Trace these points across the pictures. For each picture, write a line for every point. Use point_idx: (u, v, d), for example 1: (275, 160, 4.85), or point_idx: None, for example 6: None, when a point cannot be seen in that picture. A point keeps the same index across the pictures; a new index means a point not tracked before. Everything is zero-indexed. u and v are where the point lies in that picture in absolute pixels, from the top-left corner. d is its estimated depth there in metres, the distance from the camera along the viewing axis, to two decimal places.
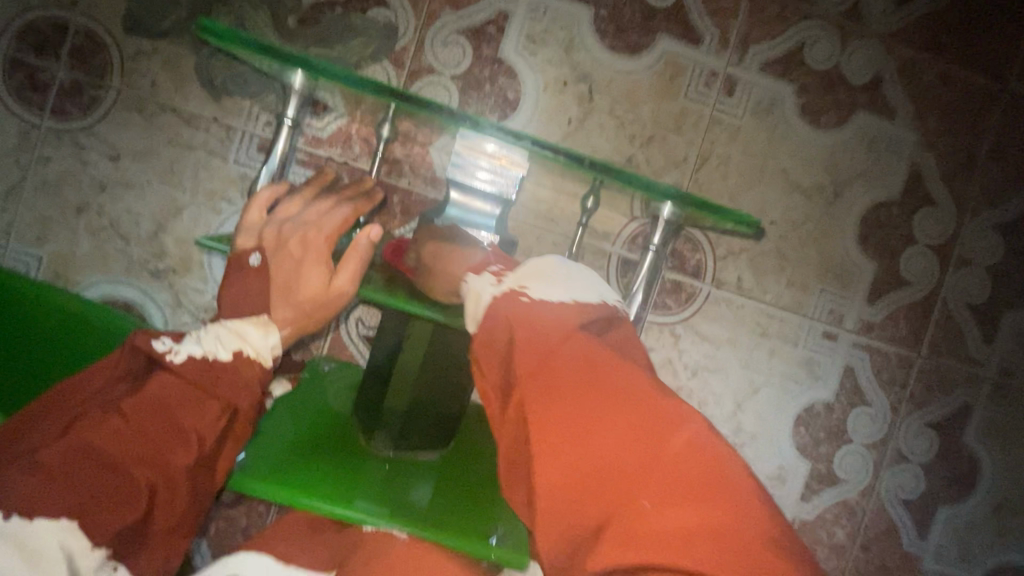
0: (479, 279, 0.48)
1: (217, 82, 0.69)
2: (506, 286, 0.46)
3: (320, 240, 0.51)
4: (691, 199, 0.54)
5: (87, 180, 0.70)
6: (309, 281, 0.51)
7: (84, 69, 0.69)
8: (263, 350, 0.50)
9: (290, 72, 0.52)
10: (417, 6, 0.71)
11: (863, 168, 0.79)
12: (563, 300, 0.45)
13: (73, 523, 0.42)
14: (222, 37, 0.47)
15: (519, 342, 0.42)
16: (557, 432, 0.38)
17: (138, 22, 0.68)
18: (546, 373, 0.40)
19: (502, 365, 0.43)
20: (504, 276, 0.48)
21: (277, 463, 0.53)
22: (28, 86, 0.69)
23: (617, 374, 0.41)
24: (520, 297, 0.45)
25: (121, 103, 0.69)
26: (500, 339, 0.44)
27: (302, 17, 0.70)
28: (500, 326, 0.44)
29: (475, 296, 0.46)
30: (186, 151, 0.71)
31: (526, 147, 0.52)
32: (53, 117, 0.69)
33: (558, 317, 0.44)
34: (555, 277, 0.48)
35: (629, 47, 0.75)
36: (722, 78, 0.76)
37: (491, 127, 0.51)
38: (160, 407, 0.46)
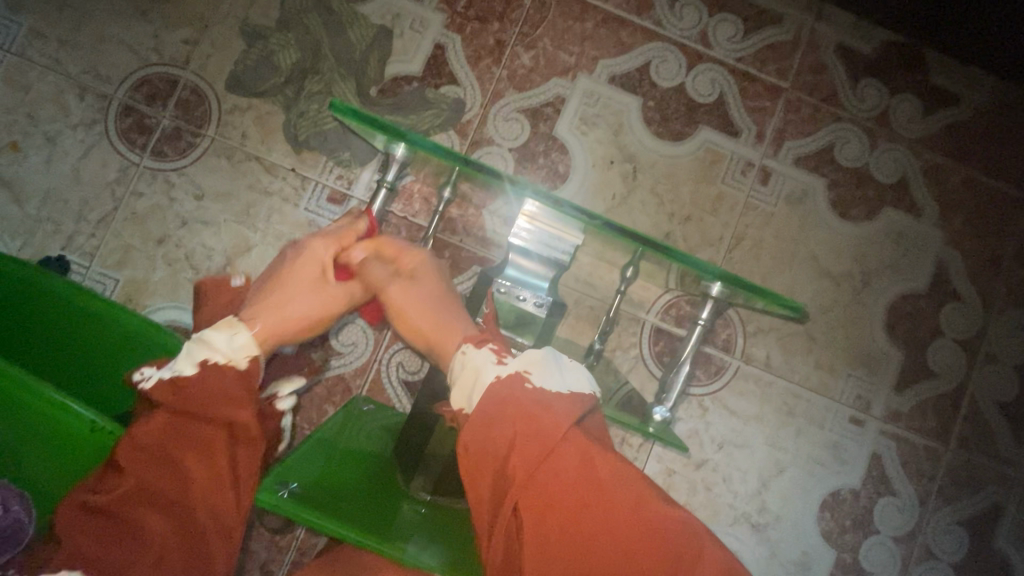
0: (480, 355, 0.51)
1: (300, 137, 0.77)
2: (503, 368, 0.49)
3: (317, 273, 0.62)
4: (742, 283, 0.59)
5: (172, 215, 0.77)
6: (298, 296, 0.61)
7: (185, 119, 0.78)
8: (235, 352, 0.54)
9: (394, 145, 0.60)
10: (484, 85, 0.80)
11: (891, 261, 0.83)
12: (560, 391, 0.48)
13: (79, 574, 0.44)
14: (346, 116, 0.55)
15: (514, 439, 0.44)
16: (554, 524, 0.42)
17: (240, 82, 0.78)
18: (550, 466, 0.43)
19: (497, 452, 0.45)
20: (506, 357, 0.51)
21: (312, 488, 0.56)
22: (135, 129, 0.77)
23: (605, 459, 0.45)
24: (524, 382, 0.48)
25: (213, 150, 0.78)
26: (495, 436, 0.45)
27: (383, 88, 0.78)
28: (495, 409, 0.46)
29: (478, 370, 0.50)
30: (263, 196, 0.78)
31: (598, 227, 0.58)
32: (152, 157, 0.77)
33: (554, 404, 0.47)
34: (549, 366, 0.50)
35: (672, 134, 0.82)
36: (758, 168, 0.82)
37: (569, 207, 0.57)
38: (153, 447, 0.48)
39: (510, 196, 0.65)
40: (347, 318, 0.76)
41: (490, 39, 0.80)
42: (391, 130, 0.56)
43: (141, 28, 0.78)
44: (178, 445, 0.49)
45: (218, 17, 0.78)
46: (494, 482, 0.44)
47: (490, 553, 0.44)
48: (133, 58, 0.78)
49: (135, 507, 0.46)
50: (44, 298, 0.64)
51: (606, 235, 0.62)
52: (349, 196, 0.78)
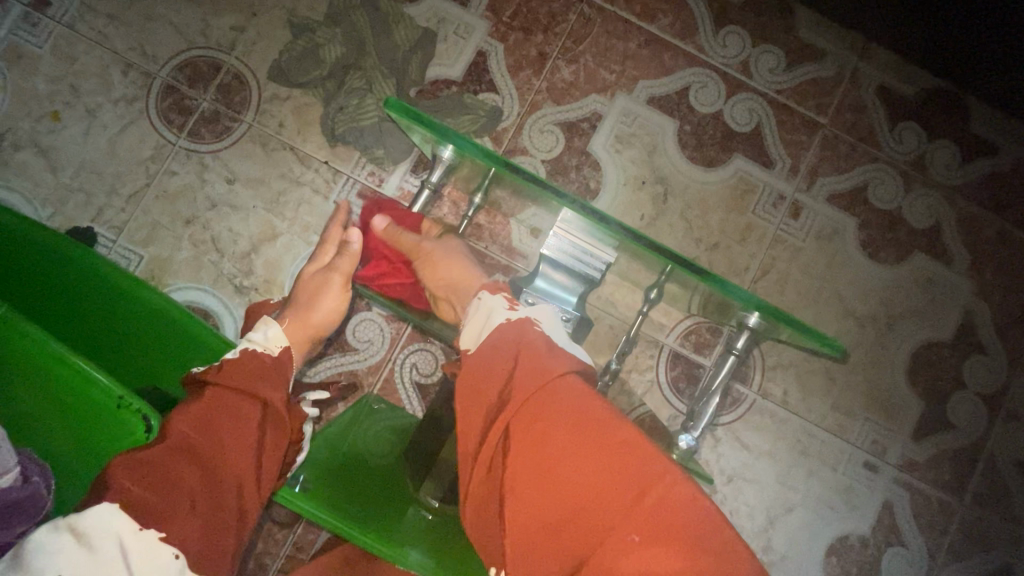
0: (495, 300, 0.55)
1: (337, 131, 0.78)
2: (515, 312, 0.53)
3: (337, 287, 0.65)
4: (772, 312, 0.59)
5: (202, 197, 0.78)
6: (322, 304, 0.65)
7: (225, 102, 0.78)
8: (269, 342, 0.59)
9: (441, 147, 0.61)
10: (523, 96, 0.80)
11: (918, 307, 0.82)
12: (565, 345, 0.51)
13: (117, 506, 0.41)
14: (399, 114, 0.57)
15: (506, 379, 0.47)
16: (538, 444, 0.43)
17: (283, 72, 0.78)
18: (542, 396, 0.45)
19: (498, 380, 0.47)
20: (518, 304, 0.55)
21: (322, 475, 0.57)
22: (175, 109, 0.78)
23: (601, 411, 0.44)
24: (533, 327, 0.51)
25: (250, 136, 0.78)
26: (497, 370, 0.48)
27: (422, 90, 0.79)
28: (493, 353, 0.49)
29: (490, 311, 0.53)
30: (294, 185, 0.78)
31: (639, 246, 0.58)
32: (188, 138, 0.78)
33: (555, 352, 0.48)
34: (555, 323, 0.54)
35: (706, 160, 0.81)
36: (790, 202, 0.82)
37: (615, 225, 0.57)
38: (206, 414, 0.49)
39: (544, 206, 0.65)
40: (366, 314, 0.76)
41: (533, 50, 0.81)
42: (444, 132, 0.57)
43: (190, 11, 0.79)
44: (217, 414, 0.49)
45: (267, 6, 0.79)
46: (485, 418, 0.46)
47: (477, 471, 0.45)
48: (179, 40, 0.79)
49: (173, 456, 0.45)
50: (47, 254, 0.64)
51: (635, 252, 0.61)
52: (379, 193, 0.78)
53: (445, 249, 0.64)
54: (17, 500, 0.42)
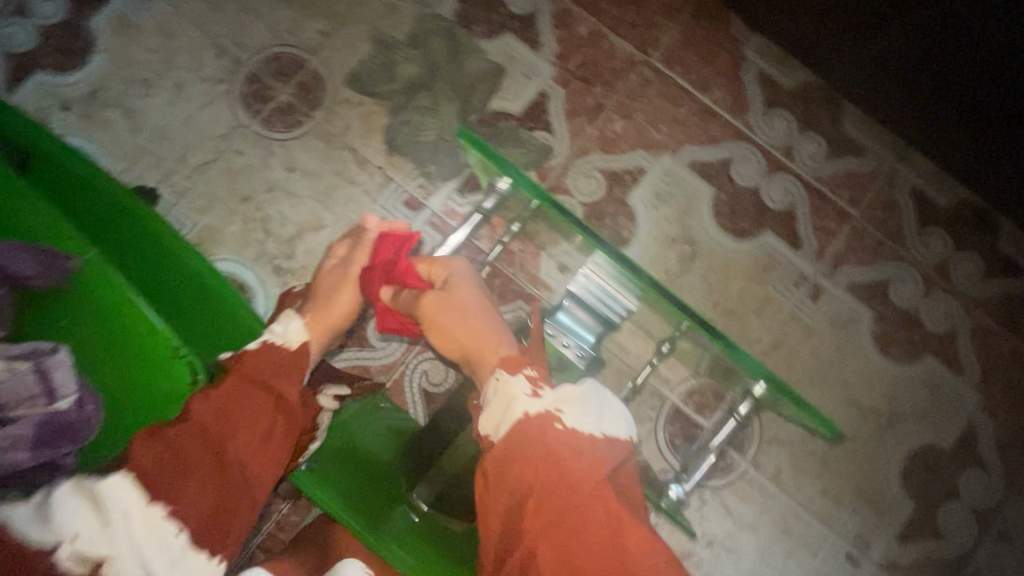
0: (515, 384, 0.54)
1: (397, 142, 0.83)
2: (542, 406, 0.53)
3: (350, 296, 0.68)
4: (778, 385, 0.61)
5: (261, 179, 0.83)
6: (341, 301, 0.67)
7: (300, 97, 0.84)
8: (287, 335, 0.60)
9: (498, 176, 0.66)
10: (574, 140, 0.85)
11: (922, 408, 0.83)
12: (593, 433, 0.52)
13: (126, 478, 0.42)
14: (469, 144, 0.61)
15: (536, 492, 0.49)
16: (566, 559, 0.48)
17: (359, 80, 0.84)
18: (574, 515, 0.49)
19: (526, 489, 0.50)
20: (541, 389, 0.54)
21: (331, 456, 0.61)
22: (254, 96, 0.84)
23: (629, 531, 0.49)
24: (554, 423, 0.52)
25: (317, 132, 0.84)
26: (527, 477, 0.50)
27: (482, 118, 0.84)
28: (521, 449, 0.51)
29: (510, 397, 0.53)
30: (347, 184, 0.83)
31: (663, 298, 0.60)
32: (260, 124, 0.83)
33: (584, 452, 0.51)
34: (587, 406, 0.54)
35: (736, 230, 0.85)
36: (810, 284, 0.84)
37: (642, 274, 0.60)
38: (223, 398, 0.50)
39: (579, 247, 0.69)
40: None
41: (591, 101, 0.86)
42: (500, 163, 0.62)
43: (286, 10, 0.86)
44: (234, 402, 0.50)
45: (357, 20, 0.86)
46: (511, 522, 0.50)
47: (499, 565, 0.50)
48: (271, 35, 0.85)
49: (189, 439, 0.47)
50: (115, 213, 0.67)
51: (662, 308, 0.64)
52: (424, 205, 0.82)
53: (463, 299, 0.64)
54: (69, 422, 0.46)
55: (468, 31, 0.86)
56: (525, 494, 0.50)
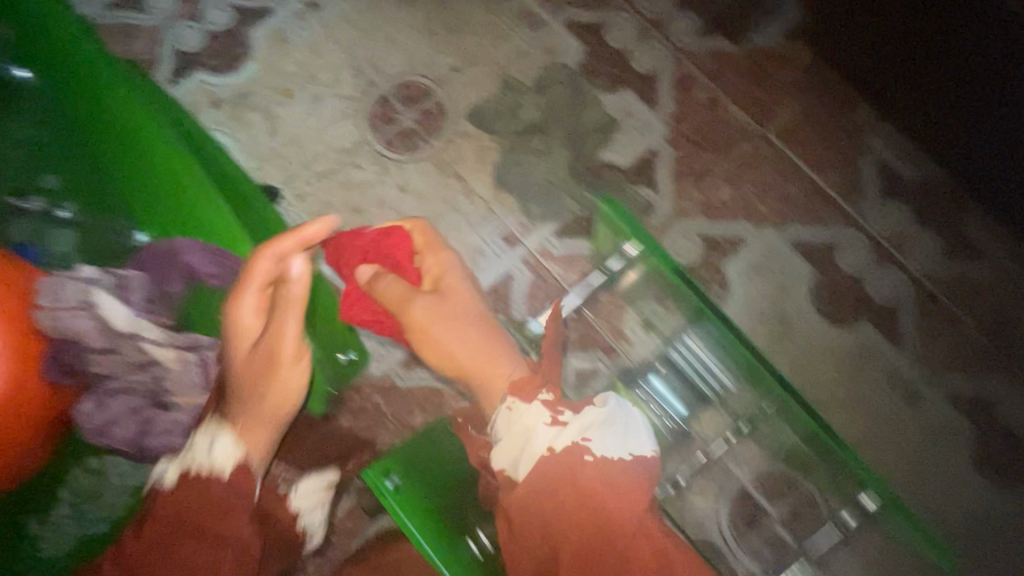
0: (534, 413, 0.60)
1: (506, 179, 0.86)
2: (568, 438, 0.58)
3: (295, 373, 0.63)
4: (878, 486, 0.63)
5: (374, 194, 0.87)
6: (290, 377, 0.63)
7: (424, 125, 0.89)
8: (215, 462, 0.61)
9: (631, 243, 0.70)
10: (678, 202, 0.86)
11: (1013, 538, 0.77)
12: (620, 454, 0.58)
13: None
14: (618, 214, 0.68)
15: (569, 513, 0.55)
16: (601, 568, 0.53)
17: (480, 116, 0.89)
18: (604, 533, 0.54)
19: (562, 511, 0.55)
20: (561, 417, 0.60)
21: (415, 470, 0.65)
22: (382, 117, 0.90)
23: (660, 544, 0.55)
24: (583, 452, 0.57)
25: (433, 158, 0.88)
26: (559, 498, 0.56)
27: (591, 167, 0.86)
28: (552, 482, 0.56)
29: (530, 429, 0.59)
30: (453, 211, 0.86)
31: (782, 390, 0.64)
32: (382, 143, 0.89)
33: (610, 476, 0.57)
34: (608, 432, 0.60)
35: (834, 317, 0.82)
36: (905, 384, 0.81)
37: (766, 366, 0.64)
38: (159, 542, 0.58)
39: (694, 325, 0.71)
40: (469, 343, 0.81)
41: (701, 165, 0.87)
42: (638, 231, 0.67)
43: (424, 44, 0.92)
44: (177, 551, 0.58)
45: (487, 61, 0.91)
46: (547, 536, 0.55)
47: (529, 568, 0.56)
48: (406, 64, 0.91)
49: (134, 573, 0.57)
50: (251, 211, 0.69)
51: (786, 405, 0.65)
52: (520, 241, 0.85)
53: (455, 306, 0.68)
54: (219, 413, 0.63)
55: (590, 83, 0.89)
56: (557, 543, 0.55)
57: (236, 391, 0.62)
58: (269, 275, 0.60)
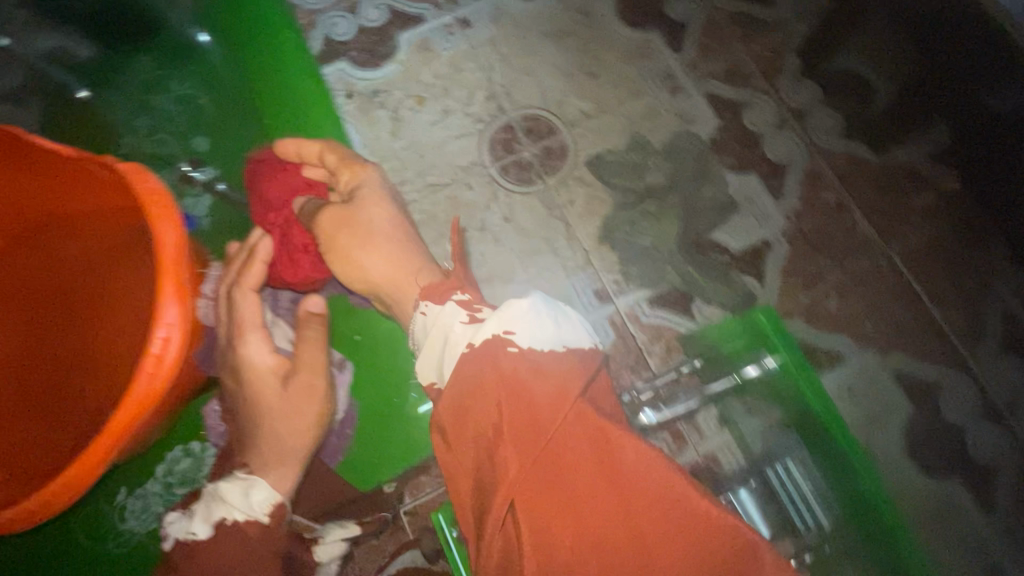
0: (449, 313, 0.50)
1: (611, 234, 0.85)
2: (484, 334, 0.45)
3: (317, 410, 0.59)
4: None
5: (477, 217, 0.87)
6: (312, 408, 0.58)
7: (542, 161, 0.89)
8: (248, 507, 0.54)
9: (766, 355, 0.67)
10: (781, 300, 0.83)
11: None
12: (552, 346, 0.45)
13: None
14: (762, 319, 0.67)
15: (496, 419, 0.41)
16: (547, 484, 0.38)
17: (599, 166, 0.88)
18: (537, 429, 0.40)
19: (487, 417, 0.41)
20: (480, 316, 0.49)
21: None
22: (502, 144, 0.90)
23: (628, 448, 0.39)
24: (506, 348, 0.44)
25: (543, 196, 0.87)
26: (482, 402, 0.42)
27: (699, 243, 0.84)
28: (475, 388, 0.43)
29: (446, 329, 0.48)
30: (550, 252, 0.85)
31: (896, 538, 0.54)
32: (497, 169, 0.89)
33: (543, 370, 0.42)
34: (533, 321, 0.46)
35: (923, 463, 0.77)
36: (987, 555, 0.75)
37: (883, 506, 0.55)
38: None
39: (808, 443, 0.66)
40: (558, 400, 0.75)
41: (814, 269, 0.84)
42: (783, 341, 0.65)
43: (560, 83, 0.92)
44: None
45: (618, 113, 0.90)
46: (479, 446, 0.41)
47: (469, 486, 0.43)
48: (538, 98, 0.91)
49: None
50: None
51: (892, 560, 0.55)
52: (612, 300, 0.82)
53: (368, 216, 0.58)
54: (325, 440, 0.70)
55: (716, 158, 0.88)
56: (497, 469, 0.39)
57: (263, 432, 0.57)
58: (255, 311, 0.58)
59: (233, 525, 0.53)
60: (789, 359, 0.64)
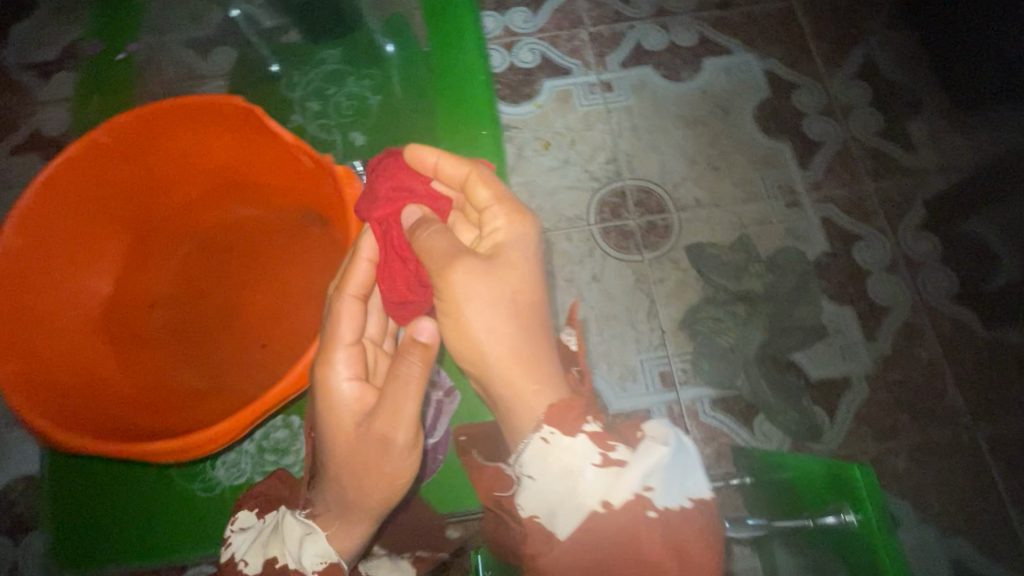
0: (583, 450, 0.47)
1: (693, 325, 0.85)
2: (624, 492, 0.45)
3: (404, 452, 0.50)
4: None
5: (568, 268, 0.89)
6: (395, 462, 0.50)
7: (643, 235, 0.90)
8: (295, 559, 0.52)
9: (847, 514, 0.51)
10: (849, 441, 0.80)
11: None
12: (683, 504, 0.46)
13: None
14: (859, 476, 0.51)
15: (609, 541, 0.46)
16: None
17: (698, 255, 0.89)
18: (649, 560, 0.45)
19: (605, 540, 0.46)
20: (614, 456, 0.47)
21: None
22: (610, 208, 0.92)
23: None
24: (644, 509, 0.45)
25: (636, 267, 0.88)
26: (604, 529, 0.46)
27: (778, 360, 0.83)
28: (600, 527, 0.46)
29: (578, 473, 0.47)
30: (628, 324, 0.85)
31: None
32: (599, 229, 0.91)
33: (673, 527, 0.46)
34: (669, 477, 0.46)
35: None
36: None
37: None
38: None
39: None
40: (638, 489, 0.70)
41: (890, 421, 0.81)
42: (875, 501, 0.49)
43: (682, 166, 0.94)
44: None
45: (729, 210, 0.91)
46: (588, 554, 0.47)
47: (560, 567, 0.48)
48: (657, 174, 0.94)
49: None
50: None
51: None
52: (676, 388, 0.82)
53: (503, 281, 0.50)
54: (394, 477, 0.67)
55: (817, 282, 0.87)
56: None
57: (333, 472, 0.52)
58: (355, 328, 0.52)
59: (282, 568, 0.53)
60: (884, 535, 0.47)
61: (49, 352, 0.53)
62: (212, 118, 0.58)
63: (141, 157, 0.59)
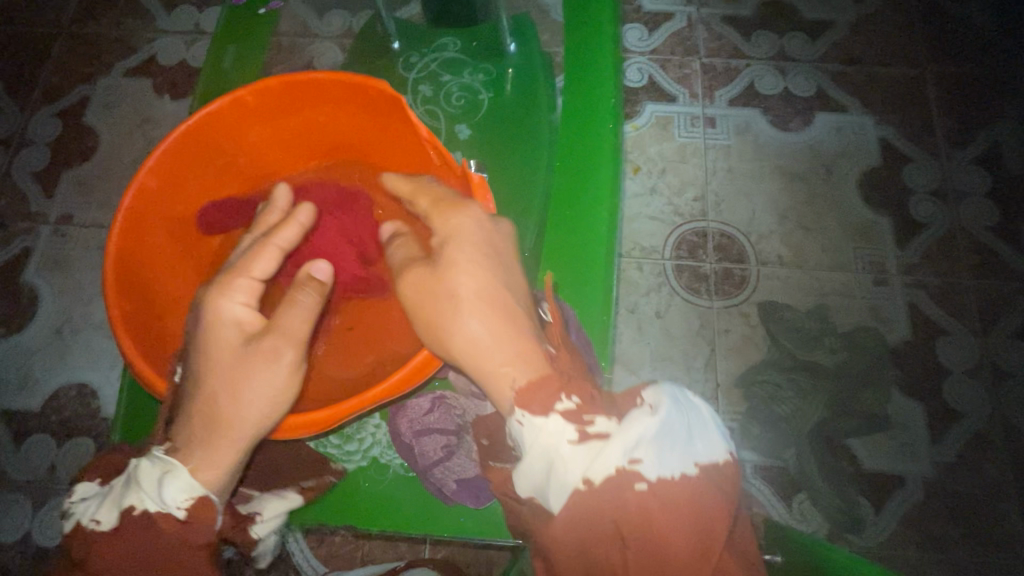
0: (558, 424, 0.41)
1: (750, 384, 0.82)
2: (608, 460, 0.39)
3: (283, 375, 0.45)
4: None
5: (632, 298, 0.86)
6: (274, 383, 0.44)
7: (718, 282, 0.87)
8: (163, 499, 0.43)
9: None
10: (890, 543, 0.76)
11: None
12: (681, 469, 0.39)
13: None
14: None
15: (602, 523, 0.37)
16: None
17: (770, 314, 0.85)
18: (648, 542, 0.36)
19: (595, 527, 0.38)
20: (591, 429, 0.41)
21: None
22: (688, 245, 0.89)
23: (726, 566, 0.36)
24: (634, 481, 0.38)
25: (703, 312, 0.85)
26: (594, 510, 0.38)
27: (833, 441, 0.79)
28: (588, 510, 0.38)
29: (553, 451, 0.40)
30: (684, 368, 0.83)
31: None
32: (672, 265, 0.88)
33: (676, 500, 0.37)
34: (659, 442, 0.39)
35: None
36: None
37: None
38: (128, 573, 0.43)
39: None
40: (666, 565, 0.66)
41: (939, 532, 0.77)
42: None
43: (771, 219, 0.90)
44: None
45: (812, 275, 0.87)
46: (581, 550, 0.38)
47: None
48: (744, 221, 0.90)
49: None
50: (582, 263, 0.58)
51: None
52: None
53: (465, 270, 0.45)
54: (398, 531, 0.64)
55: (891, 370, 0.83)
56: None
57: (200, 404, 0.45)
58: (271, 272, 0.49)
59: (141, 515, 0.43)
60: None
61: (158, 293, 0.56)
62: (355, 100, 0.58)
63: (274, 122, 0.61)
